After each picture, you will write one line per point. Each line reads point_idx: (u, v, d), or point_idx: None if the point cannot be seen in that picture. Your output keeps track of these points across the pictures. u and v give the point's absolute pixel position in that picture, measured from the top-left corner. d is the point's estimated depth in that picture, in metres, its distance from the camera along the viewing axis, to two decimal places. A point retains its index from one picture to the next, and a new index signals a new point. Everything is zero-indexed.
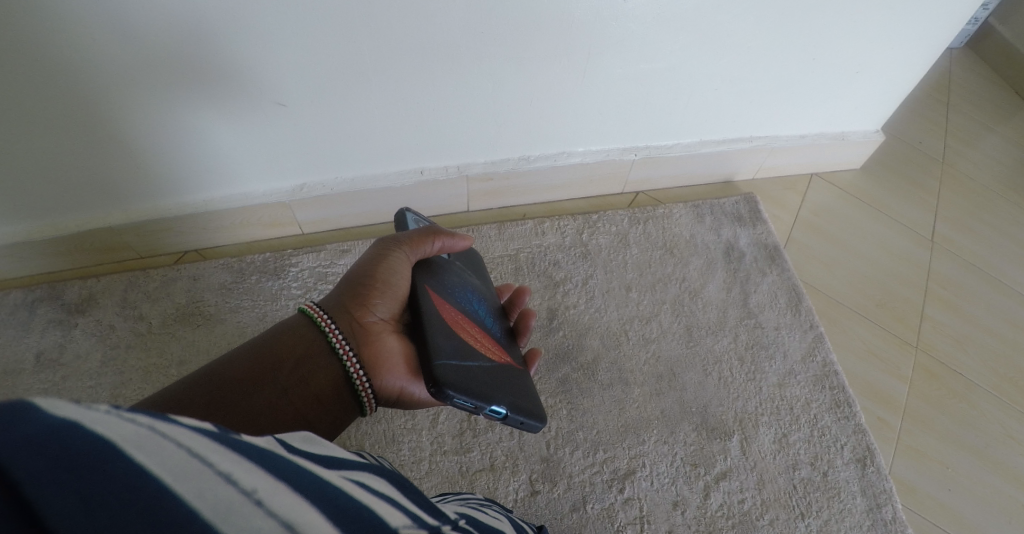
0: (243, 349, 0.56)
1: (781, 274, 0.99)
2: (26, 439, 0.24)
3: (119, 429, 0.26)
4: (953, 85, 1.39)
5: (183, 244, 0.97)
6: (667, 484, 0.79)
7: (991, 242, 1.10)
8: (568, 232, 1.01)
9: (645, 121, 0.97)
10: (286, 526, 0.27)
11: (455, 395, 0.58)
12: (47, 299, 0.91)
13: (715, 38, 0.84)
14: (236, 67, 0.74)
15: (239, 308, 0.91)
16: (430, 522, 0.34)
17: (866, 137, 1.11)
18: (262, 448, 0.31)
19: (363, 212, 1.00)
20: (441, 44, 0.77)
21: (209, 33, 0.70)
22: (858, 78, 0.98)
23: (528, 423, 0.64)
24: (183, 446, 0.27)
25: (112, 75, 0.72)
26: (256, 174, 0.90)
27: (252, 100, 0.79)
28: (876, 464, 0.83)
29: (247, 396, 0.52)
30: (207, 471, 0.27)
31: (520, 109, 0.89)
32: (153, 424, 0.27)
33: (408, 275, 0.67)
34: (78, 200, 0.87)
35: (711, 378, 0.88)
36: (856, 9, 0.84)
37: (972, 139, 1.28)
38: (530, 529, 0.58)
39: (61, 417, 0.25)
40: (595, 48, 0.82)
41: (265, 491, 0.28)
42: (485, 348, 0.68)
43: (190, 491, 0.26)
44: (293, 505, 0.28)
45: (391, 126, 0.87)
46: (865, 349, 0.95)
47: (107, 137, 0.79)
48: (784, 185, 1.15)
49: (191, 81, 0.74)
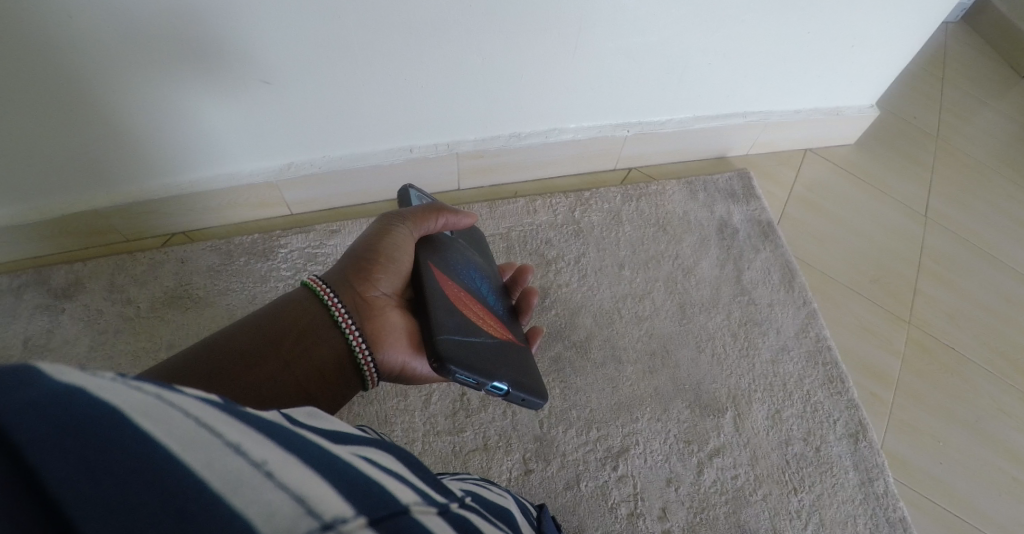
0: (242, 324, 0.55)
1: (775, 250, 0.98)
2: (27, 403, 0.22)
3: (126, 398, 0.24)
4: (948, 59, 1.37)
5: (169, 226, 0.95)
6: (660, 461, 0.79)
7: (986, 217, 1.10)
8: (560, 210, 0.99)
9: (637, 97, 0.95)
10: (297, 499, 0.24)
11: (457, 370, 0.57)
12: (33, 284, 0.89)
13: (709, 22, 0.84)
14: (226, 49, 0.72)
15: (229, 291, 0.90)
16: (440, 499, 0.33)
17: (861, 112, 1.10)
18: (274, 423, 0.29)
19: (352, 192, 0.98)
20: (435, 32, 0.77)
21: (206, 25, 0.69)
22: (854, 51, 0.96)
23: (530, 400, 0.64)
24: (191, 416, 0.25)
25: (101, 61, 0.70)
26: (244, 154, 0.88)
27: (236, 76, 0.76)
28: (868, 439, 0.84)
29: (248, 369, 0.51)
30: (216, 441, 0.24)
31: (521, 108, 0.92)
32: (160, 392, 0.25)
33: (411, 250, 0.66)
34: (61, 182, 0.85)
35: (705, 354, 0.88)
36: (856, 9, 0.87)
37: (965, 112, 1.27)
38: (532, 506, 0.58)
39: (66, 383, 0.24)
40: (587, 33, 0.82)
41: (276, 463, 0.25)
42: (489, 326, 0.67)
43: (198, 460, 0.23)
44: (304, 479, 0.25)
45: (378, 105, 0.85)
46: (858, 324, 0.95)
47: (93, 120, 0.77)
48: (779, 160, 1.13)
49: (179, 62, 0.73)
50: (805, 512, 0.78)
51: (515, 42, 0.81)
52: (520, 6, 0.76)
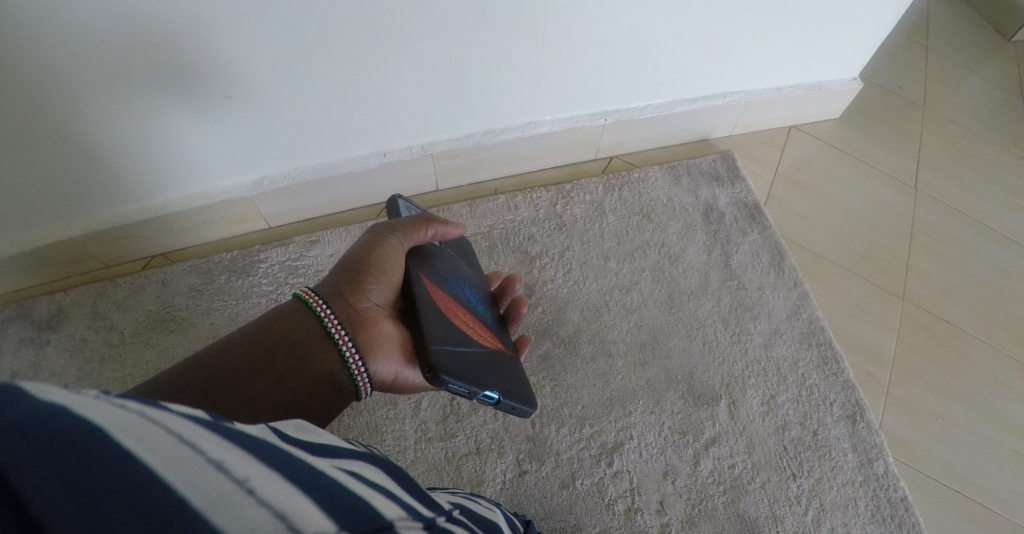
0: (239, 333, 0.53)
1: (762, 233, 0.97)
2: (11, 423, 0.23)
3: (110, 416, 0.24)
4: (931, 26, 1.35)
5: (148, 249, 0.93)
6: (656, 454, 0.78)
7: (976, 186, 1.08)
8: (542, 205, 0.98)
9: (637, 98, 0.98)
10: (280, 516, 0.25)
11: (450, 380, 0.56)
12: (15, 318, 0.87)
13: (695, 6, 0.83)
14: (210, 63, 0.71)
15: (211, 310, 0.88)
16: (427, 513, 0.33)
17: (843, 86, 1.08)
18: (260, 439, 0.29)
19: (328, 201, 0.96)
20: (420, 32, 0.75)
21: (204, 27, 0.67)
22: (833, 24, 0.94)
23: (520, 408, 0.63)
24: (174, 433, 0.25)
25: (75, 82, 0.69)
26: (239, 164, 0.86)
27: (216, 87, 0.74)
28: (866, 419, 0.82)
29: (246, 380, 0.50)
30: (200, 458, 0.25)
31: (521, 107, 0.93)
32: (143, 410, 0.26)
33: (401, 260, 0.64)
34: (36, 211, 0.83)
35: (696, 343, 0.86)
36: (856, 9, 0.92)
37: (951, 80, 1.25)
38: (519, 520, 0.56)
39: (50, 402, 0.24)
40: (569, 23, 0.80)
41: (259, 480, 0.26)
42: (479, 334, 0.65)
43: (180, 478, 0.24)
44: (287, 495, 0.26)
45: (362, 113, 0.84)
46: (850, 301, 0.93)
47: (67, 146, 0.75)
48: (762, 140, 1.11)
49: (172, 71, 0.71)
50: (805, 497, 0.76)
51: (513, 42, 0.81)
52: (519, 6, 0.76)
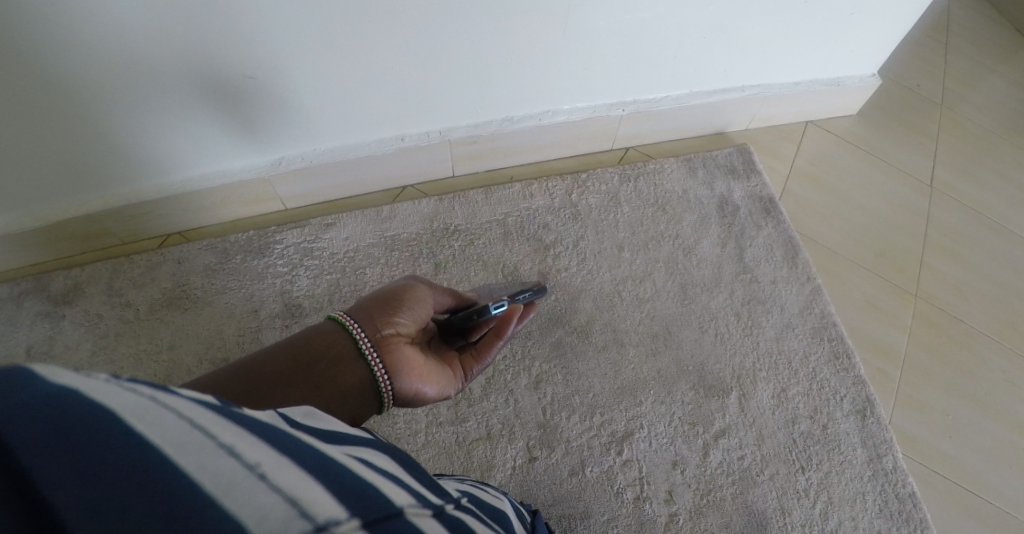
0: (269, 350, 0.52)
1: (776, 227, 0.97)
2: (21, 406, 0.23)
3: (124, 400, 0.24)
4: (953, 25, 1.34)
5: (164, 227, 0.94)
6: (665, 444, 0.79)
7: (992, 186, 1.08)
8: (557, 193, 0.98)
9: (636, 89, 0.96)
10: (291, 502, 0.24)
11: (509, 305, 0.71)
12: (33, 292, 0.88)
13: (700, 8, 0.83)
14: (216, 45, 0.71)
15: (226, 290, 0.89)
16: (436, 501, 0.33)
17: (862, 82, 1.07)
18: (268, 425, 0.29)
19: (344, 183, 0.96)
20: (432, 28, 0.76)
21: (216, 16, 0.68)
22: (854, 19, 0.92)
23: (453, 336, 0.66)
24: (185, 418, 0.25)
25: (102, 67, 0.70)
26: (246, 149, 0.87)
27: (217, 74, 0.74)
28: (876, 415, 0.82)
29: (281, 393, 0.48)
30: (210, 443, 0.25)
31: (524, 102, 0.93)
32: (154, 394, 0.26)
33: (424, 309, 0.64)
34: (56, 188, 0.84)
35: (708, 335, 0.86)
36: (857, 10, 0.90)
37: (971, 80, 1.24)
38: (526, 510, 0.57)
39: (59, 385, 0.24)
40: (578, 19, 0.80)
41: (269, 465, 0.25)
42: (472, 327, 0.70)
43: (191, 463, 0.24)
44: (297, 482, 0.26)
45: (375, 105, 0.85)
46: (863, 299, 0.93)
47: (86, 123, 0.75)
48: (778, 134, 1.11)
49: (187, 61, 0.72)
50: (813, 490, 0.77)
51: (514, 42, 0.81)
52: (520, 5, 0.76)
